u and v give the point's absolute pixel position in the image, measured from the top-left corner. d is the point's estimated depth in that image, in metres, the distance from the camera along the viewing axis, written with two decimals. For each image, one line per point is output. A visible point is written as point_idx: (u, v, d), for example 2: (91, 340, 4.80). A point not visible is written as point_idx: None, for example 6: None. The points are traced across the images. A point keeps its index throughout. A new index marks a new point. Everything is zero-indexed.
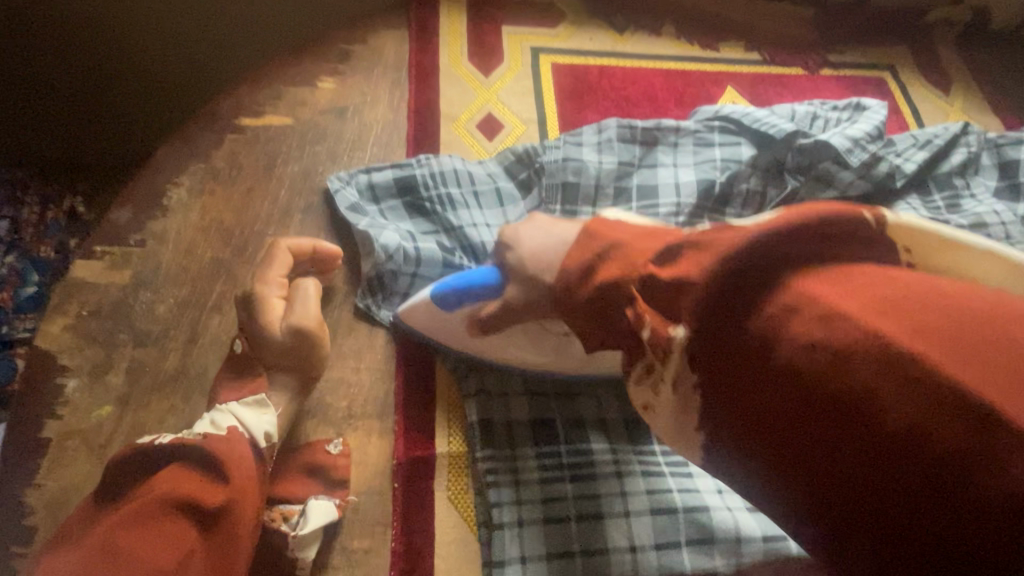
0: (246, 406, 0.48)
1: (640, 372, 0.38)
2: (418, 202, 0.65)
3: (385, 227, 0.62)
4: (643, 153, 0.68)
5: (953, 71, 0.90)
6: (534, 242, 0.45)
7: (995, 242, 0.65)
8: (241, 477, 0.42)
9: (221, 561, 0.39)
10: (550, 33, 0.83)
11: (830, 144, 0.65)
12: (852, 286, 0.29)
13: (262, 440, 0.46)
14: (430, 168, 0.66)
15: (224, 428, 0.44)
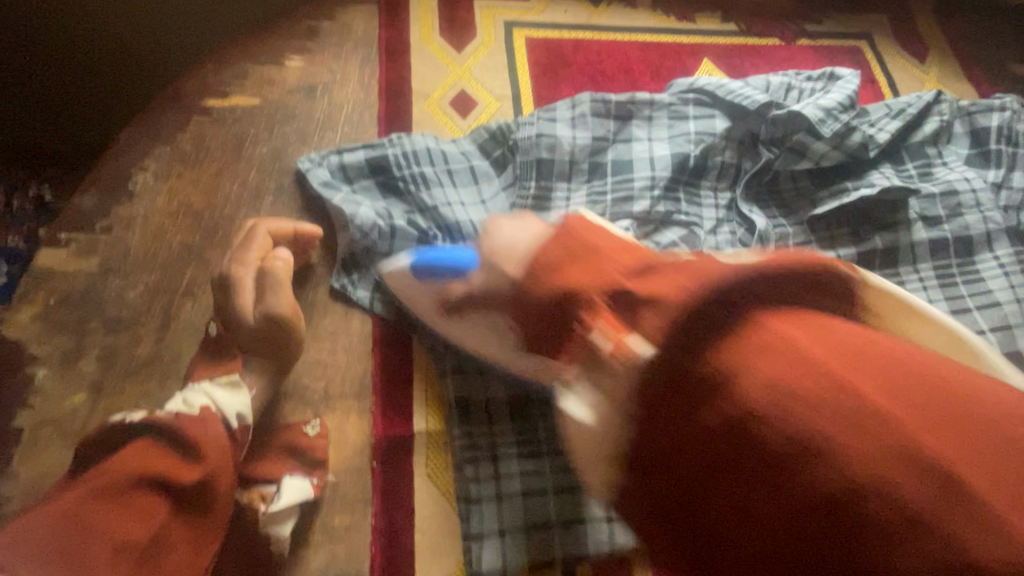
0: (219, 386, 0.47)
1: (579, 381, 0.38)
2: (391, 182, 0.64)
3: (359, 205, 0.61)
4: (617, 128, 0.67)
5: (930, 39, 0.90)
6: (510, 232, 0.46)
7: (967, 209, 0.67)
8: (217, 456, 0.42)
9: (192, 533, 0.40)
10: (523, 6, 0.81)
11: (802, 115, 0.64)
12: (857, 347, 0.31)
13: (234, 420, 0.46)
14: (403, 147, 0.65)
15: (197, 408, 0.44)
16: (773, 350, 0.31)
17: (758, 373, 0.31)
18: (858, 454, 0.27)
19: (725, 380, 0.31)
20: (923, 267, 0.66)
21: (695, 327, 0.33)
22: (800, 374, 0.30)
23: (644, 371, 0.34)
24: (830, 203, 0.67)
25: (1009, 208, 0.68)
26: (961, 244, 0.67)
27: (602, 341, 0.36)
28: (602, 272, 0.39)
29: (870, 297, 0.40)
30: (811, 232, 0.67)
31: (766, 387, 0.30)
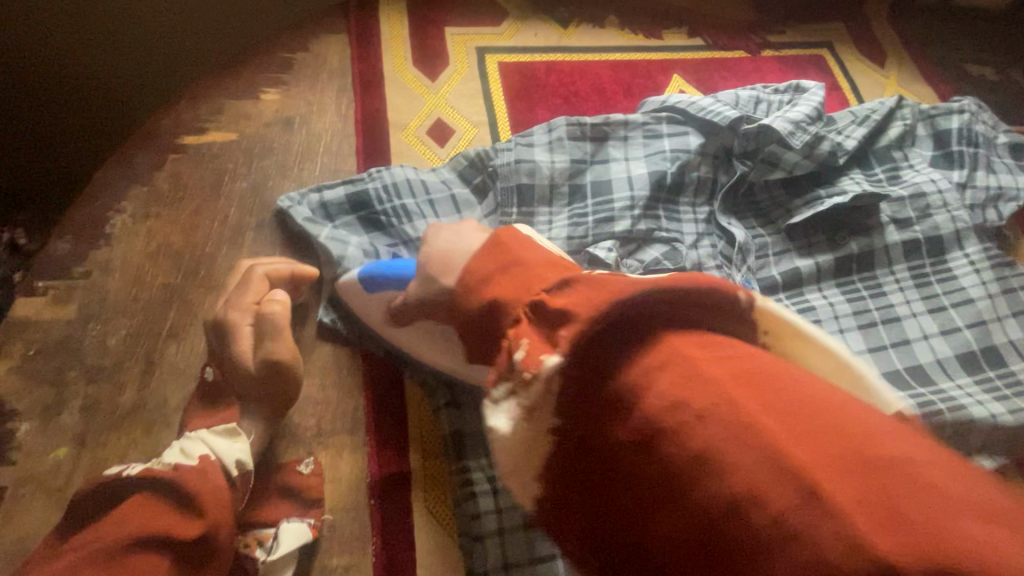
0: (219, 433, 0.46)
1: (501, 393, 0.37)
2: (374, 217, 0.64)
3: (345, 244, 0.61)
4: (594, 149, 0.68)
5: (888, 45, 0.93)
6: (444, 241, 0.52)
7: (935, 210, 0.70)
8: (215, 510, 0.41)
9: None
10: (494, 31, 0.82)
11: (773, 128, 0.66)
12: (736, 363, 0.32)
13: (233, 468, 0.45)
14: (383, 181, 0.65)
15: (195, 458, 0.43)
16: (670, 366, 0.32)
17: (655, 396, 0.31)
18: (750, 465, 0.28)
19: (629, 401, 0.32)
20: (898, 268, 0.69)
21: (607, 341, 0.34)
22: (699, 391, 0.30)
23: (558, 378, 0.34)
24: (804, 211, 0.69)
25: (976, 206, 0.70)
26: (933, 244, 0.69)
27: (516, 351, 0.36)
28: (528, 287, 0.40)
29: (769, 321, 0.38)
30: (788, 240, 0.69)
31: (674, 406, 0.30)
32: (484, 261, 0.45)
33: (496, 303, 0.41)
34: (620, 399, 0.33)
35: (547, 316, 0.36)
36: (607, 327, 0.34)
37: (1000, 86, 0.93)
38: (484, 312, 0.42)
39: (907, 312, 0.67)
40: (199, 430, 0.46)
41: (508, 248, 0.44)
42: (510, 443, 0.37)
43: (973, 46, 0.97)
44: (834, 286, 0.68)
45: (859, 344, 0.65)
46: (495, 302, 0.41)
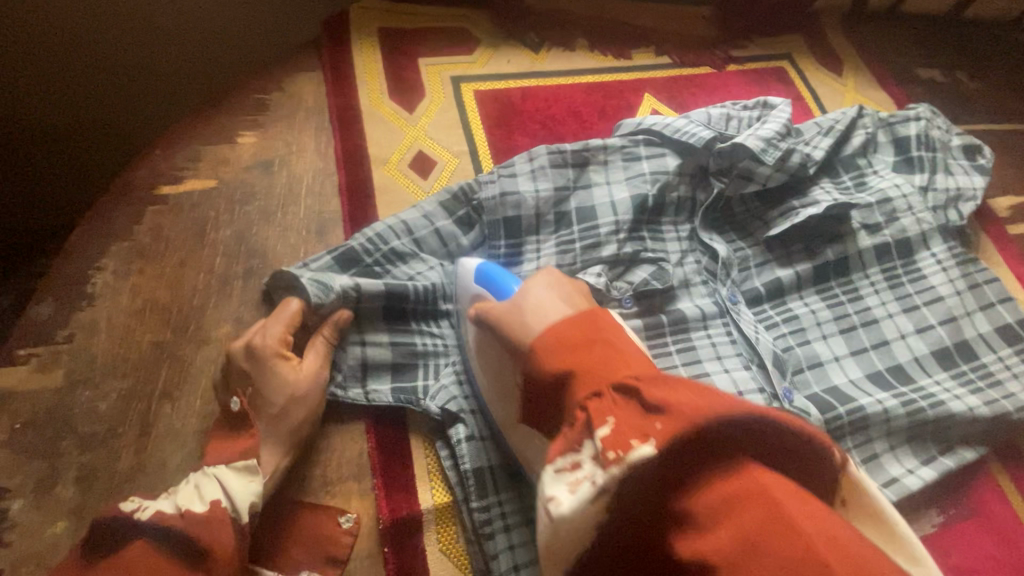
0: (233, 472, 0.48)
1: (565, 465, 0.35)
2: (363, 268, 0.63)
3: (328, 289, 0.57)
4: (576, 175, 0.70)
5: (843, 53, 0.98)
6: (535, 297, 0.49)
7: (901, 214, 0.73)
8: (220, 558, 0.43)
9: None
10: (467, 59, 0.83)
11: (745, 146, 0.68)
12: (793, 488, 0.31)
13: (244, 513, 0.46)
14: (365, 232, 0.64)
15: (206, 504, 0.45)
16: (742, 493, 0.30)
17: (721, 534, 0.29)
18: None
19: (698, 527, 0.30)
20: (872, 271, 0.72)
21: (690, 457, 0.32)
22: (779, 535, 0.28)
23: (641, 475, 0.33)
24: (782, 222, 0.71)
25: (938, 207, 0.74)
26: (902, 246, 0.72)
27: (600, 428, 0.35)
28: (612, 367, 0.37)
29: (850, 488, 0.36)
30: (768, 252, 0.72)
31: (746, 545, 0.28)
32: (566, 333, 0.40)
33: (572, 373, 0.38)
34: (685, 522, 0.31)
35: (637, 403, 0.35)
36: (688, 442, 0.32)
37: (948, 88, 0.98)
38: (557, 382, 0.39)
39: (884, 314, 0.70)
40: (215, 466, 0.48)
41: (597, 325, 0.40)
42: (572, 526, 0.34)
43: (921, 50, 1.02)
44: (815, 293, 0.71)
45: (842, 349, 0.67)
46: (571, 374, 0.38)
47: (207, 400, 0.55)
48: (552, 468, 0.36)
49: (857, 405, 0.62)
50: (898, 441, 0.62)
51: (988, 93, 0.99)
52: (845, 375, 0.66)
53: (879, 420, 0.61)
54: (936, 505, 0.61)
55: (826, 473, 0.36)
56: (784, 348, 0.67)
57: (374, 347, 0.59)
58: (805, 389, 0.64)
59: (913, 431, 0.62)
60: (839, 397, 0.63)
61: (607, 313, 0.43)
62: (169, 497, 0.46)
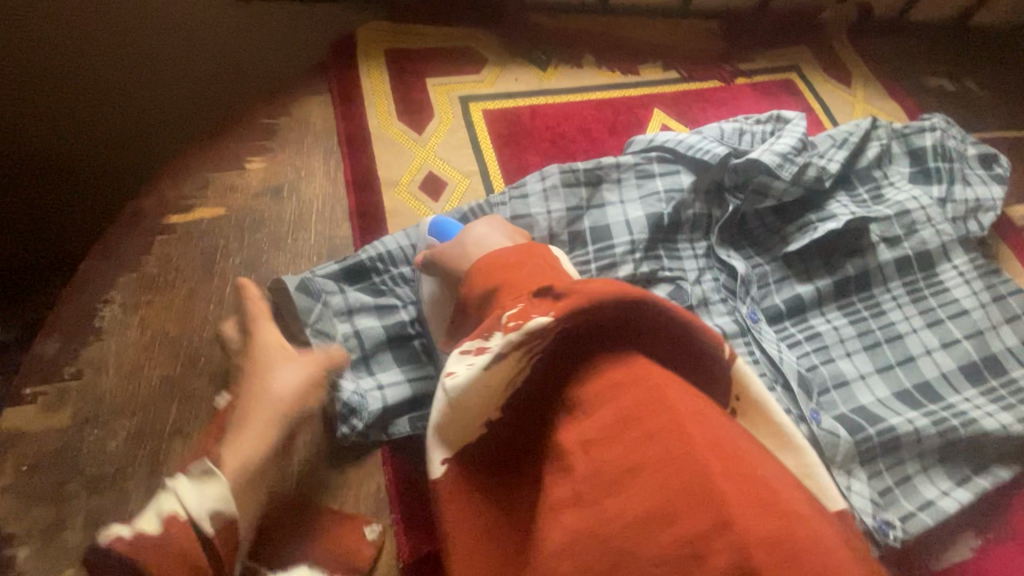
0: (197, 475, 0.40)
1: (472, 351, 0.37)
2: (371, 287, 0.63)
3: (331, 337, 0.58)
4: (589, 194, 0.68)
5: (851, 63, 0.97)
6: (476, 237, 0.53)
7: (921, 226, 0.72)
8: None
9: None
10: (474, 79, 0.82)
11: (761, 161, 0.67)
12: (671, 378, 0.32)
13: (208, 524, 0.39)
14: (376, 249, 0.63)
15: (159, 524, 0.38)
16: (630, 387, 0.31)
17: (604, 415, 0.31)
18: (653, 483, 0.28)
19: (585, 410, 0.32)
20: (894, 285, 0.70)
21: (583, 336, 0.34)
22: (657, 414, 0.30)
23: (536, 348, 0.34)
24: (800, 238, 0.70)
25: (957, 218, 0.73)
26: (923, 259, 0.71)
27: (510, 310, 0.37)
28: (533, 281, 0.39)
29: (744, 387, 0.37)
30: (787, 267, 0.70)
31: (626, 422, 0.30)
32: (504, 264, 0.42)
33: (498, 288, 0.41)
34: (578, 407, 0.32)
35: (550, 297, 0.36)
36: (582, 324, 0.34)
37: (958, 95, 0.98)
38: (483, 295, 0.41)
39: (908, 329, 0.68)
40: (174, 479, 0.40)
41: (532, 256, 0.42)
42: (470, 397, 0.36)
43: (928, 59, 1.02)
44: (836, 310, 0.69)
45: (867, 366, 0.66)
46: (498, 287, 0.41)
47: None
48: (461, 357, 0.38)
49: (887, 425, 0.60)
50: (930, 461, 0.60)
51: (999, 100, 0.98)
52: (872, 395, 0.64)
53: (911, 440, 0.59)
54: (972, 528, 0.59)
55: (724, 381, 0.37)
56: (809, 367, 0.65)
57: (391, 388, 0.58)
58: (833, 409, 0.63)
59: (946, 450, 0.60)
60: (867, 417, 0.61)
61: (547, 249, 0.45)
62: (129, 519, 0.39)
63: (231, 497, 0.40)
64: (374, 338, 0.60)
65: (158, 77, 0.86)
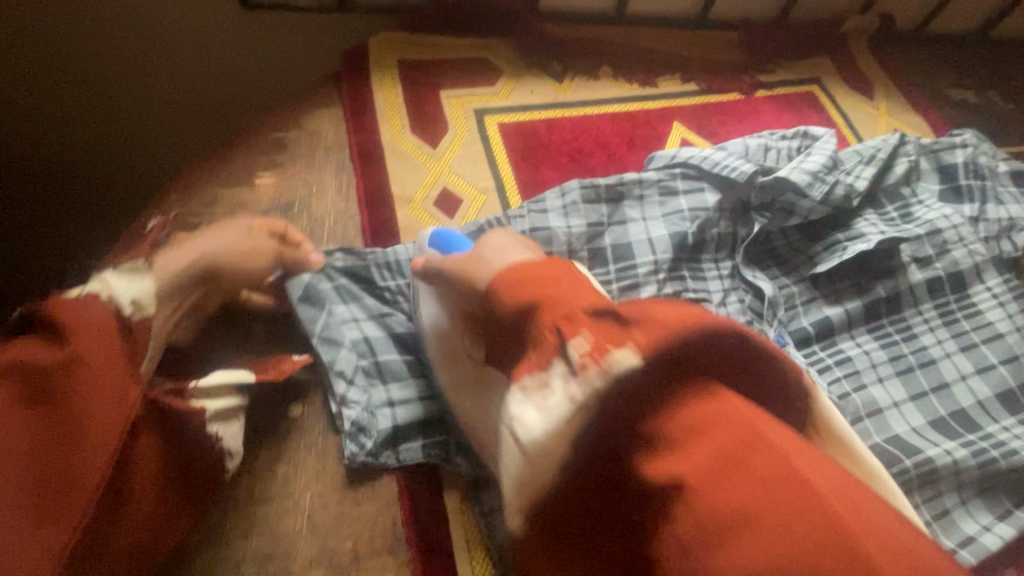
0: (121, 274, 0.45)
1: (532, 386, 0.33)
2: (380, 298, 0.61)
3: (340, 343, 0.56)
4: (610, 211, 0.66)
5: (872, 74, 0.95)
6: (489, 247, 0.48)
7: (952, 246, 0.70)
8: (85, 331, 0.39)
9: (66, 427, 0.37)
10: (490, 91, 0.80)
11: (789, 179, 0.65)
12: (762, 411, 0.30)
13: (127, 309, 0.43)
14: (384, 257, 0.61)
15: (84, 294, 0.42)
16: (726, 421, 0.28)
17: (702, 455, 0.27)
18: (791, 530, 0.24)
19: (674, 449, 0.28)
20: (925, 307, 0.68)
21: (672, 369, 0.30)
22: (765, 454, 0.27)
23: (627, 384, 0.30)
24: (828, 259, 0.68)
25: (989, 238, 0.71)
26: (955, 280, 0.69)
27: (590, 350, 0.32)
28: (576, 298, 0.36)
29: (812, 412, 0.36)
30: (814, 288, 0.68)
31: (729, 462, 0.27)
32: (529, 272, 0.38)
33: (536, 305, 0.36)
34: (655, 445, 0.29)
35: (614, 321, 0.34)
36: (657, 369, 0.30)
37: (983, 108, 0.95)
38: (520, 313, 0.37)
39: (941, 353, 0.65)
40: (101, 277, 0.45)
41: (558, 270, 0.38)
42: (542, 449, 0.32)
43: (951, 71, 0.99)
44: (866, 333, 0.67)
45: (900, 393, 0.63)
46: (535, 305, 0.36)
47: (228, 466, 0.51)
48: (521, 390, 0.33)
49: (925, 457, 0.57)
50: (968, 493, 0.58)
51: None
52: (907, 423, 0.61)
53: (949, 472, 0.57)
54: None
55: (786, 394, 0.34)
56: (841, 395, 0.62)
57: (402, 409, 0.55)
58: (867, 439, 0.60)
59: (986, 481, 0.58)
60: (904, 448, 0.58)
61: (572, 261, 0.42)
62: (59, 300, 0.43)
63: (153, 291, 0.46)
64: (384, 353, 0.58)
65: (176, 99, 0.87)
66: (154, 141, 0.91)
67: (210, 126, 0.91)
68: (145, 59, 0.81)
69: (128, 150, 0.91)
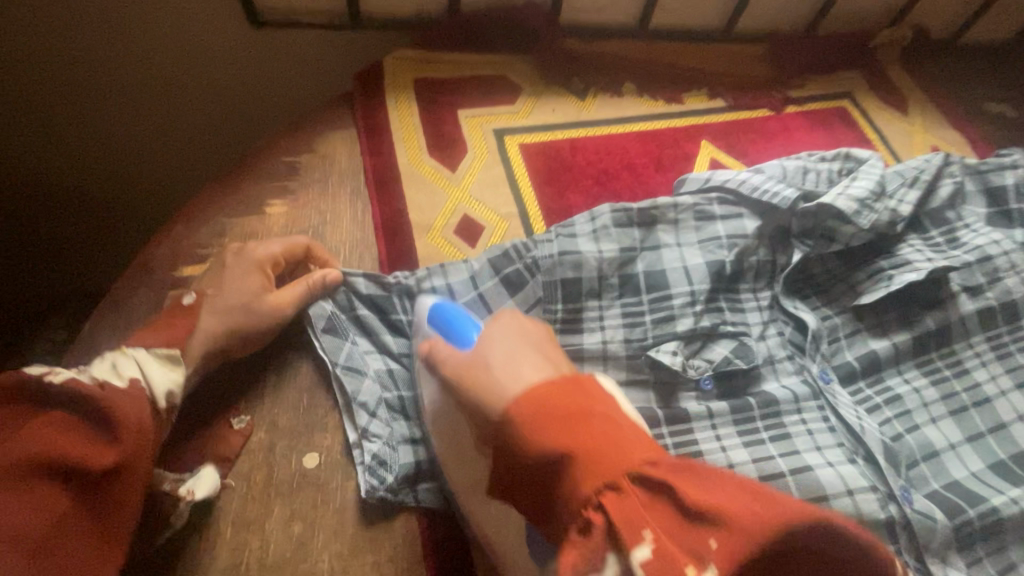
0: (157, 358, 0.46)
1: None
2: (400, 326, 0.57)
3: (363, 374, 0.54)
4: (643, 236, 0.62)
5: (906, 88, 0.91)
6: (507, 351, 0.41)
7: (1004, 273, 0.65)
8: (132, 431, 0.40)
9: (100, 524, 0.38)
10: (510, 110, 0.76)
11: (834, 206, 0.61)
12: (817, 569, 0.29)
13: (162, 399, 0.45)
14: (405, 284, 0.57)
15: (125, 379, 0.43)
16: None
17: None
18: None
19: None
20: (977, 341, 0.63)
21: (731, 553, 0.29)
22: None
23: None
24: (873, 289, 0.63)
25: None
26: (1008, 311, 0.64)
27: (637, 549, 0.30)
28: (620, 454, 0.33)
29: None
30: (858, 319, 0.63)
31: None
32: (555, 396, 0.35)
33: (573, 455, 0.33)
34: None
35: (658, 495, 0.31)
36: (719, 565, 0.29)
37: (1022, 122, 0.91)
38: (549, 458, 0.33)
39: (997, 390, 0.61)
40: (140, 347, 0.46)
41: (592, 400, 0.35)
42: None
43: (987, 84, 0.95)
44: (914, 367, 0.62)
45: (955, 434, 0.59)
46: (571, 454, 0.33)
47: (241, 525, 0.48)
48: None
49: (988, 507, 0.53)
50: None
51: None
52: (965, 468, 0.57)
53: (1015, 523, 0.53)
54: None
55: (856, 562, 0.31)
56: (892, 436, 0.58)
57: (423, 448, 0.52)
58: (923, 487, 0.56)
59: None
60: (964, 496, 0.54)
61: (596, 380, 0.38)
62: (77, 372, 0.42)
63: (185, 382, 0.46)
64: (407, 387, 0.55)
65: (182, 121, 0.84)
66: (158, 164, 0.89)
67: (216, 148, 0.89)
68: (149, 81, 0.79)
69: (131, 172, 0.90)
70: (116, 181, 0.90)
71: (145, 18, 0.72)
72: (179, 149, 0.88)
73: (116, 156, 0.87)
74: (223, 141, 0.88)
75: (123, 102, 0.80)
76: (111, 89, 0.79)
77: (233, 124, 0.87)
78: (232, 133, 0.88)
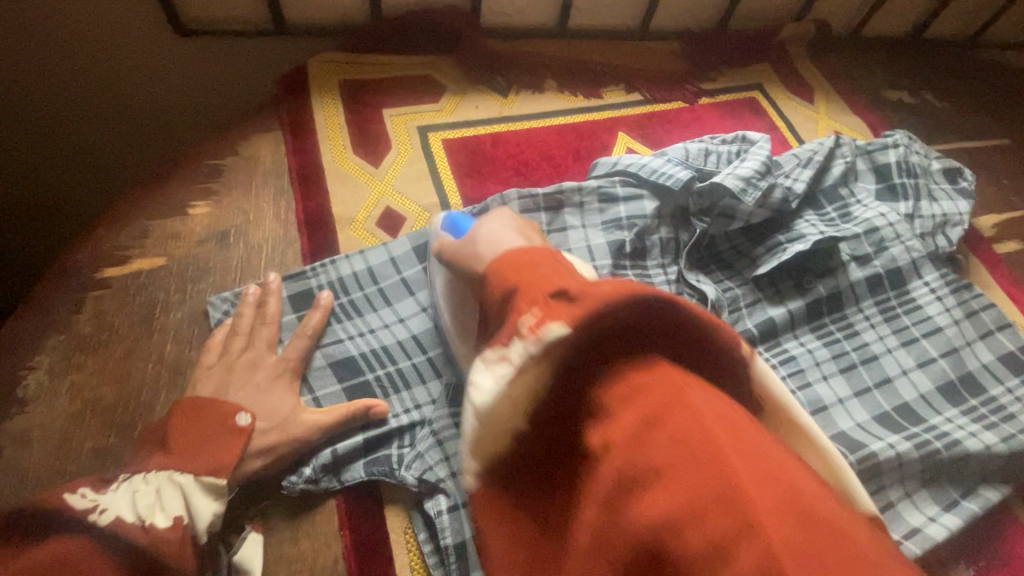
0: (202, 489, 0.45)
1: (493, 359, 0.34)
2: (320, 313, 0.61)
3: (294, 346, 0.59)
4: (550, 219, 0.67)
5: (811, 78, 0.97)
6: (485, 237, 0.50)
7: (890, 242, 0.71)
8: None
9: None
10: (432, 109, 0.79)
11: (723, 185, 0.66)
12: (679, 401, 0.30)
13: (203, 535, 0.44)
14: (328, 276, 0.63)
15: (171, 520, 0.42)
16: (656, 393, 0.30)
17: (628, 415, 0.30)
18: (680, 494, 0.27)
19: (606, 416, 0.31)
20: (865, 305, 0.69)
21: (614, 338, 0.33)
22: (677, 417, 0.29)
23: (559, 355, 0.33)
24: (768, 260, 0.68)
25: (926, 234, 0.73)
26: (893, 276, 0.70)
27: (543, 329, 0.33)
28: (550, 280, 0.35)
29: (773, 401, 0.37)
30: (757, 290, 0.68)
31: (644, 422, 0.29)
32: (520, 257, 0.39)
33: (515, 292, 0.36)
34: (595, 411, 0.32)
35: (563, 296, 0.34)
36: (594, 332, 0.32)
37: (918, 108, 0.98)
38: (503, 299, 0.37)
39: (883, 349, 0.66)
40: (185, 474, 0.45)
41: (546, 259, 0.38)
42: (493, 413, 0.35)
43: (887, 73, 1.02)
44: (809, 332, 0.67)
45: (843, 390, 0.64)
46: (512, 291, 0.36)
47: None
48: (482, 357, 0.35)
49: (868, 452, 0.57)
50: (913, 486, 0.58)
51: (958, 112, 0.99)
52: (852, 419, 0.62)
53: (891, 466, 0.57)
54: (966, 559, 0.56)
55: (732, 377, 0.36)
56: None
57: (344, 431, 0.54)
58: None
59: (928, 473, 0.58)
60: (849, 444, 0.58)
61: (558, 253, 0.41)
62: (132, 512, 0.41)
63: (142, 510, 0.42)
64: (326, 368, 0.58)
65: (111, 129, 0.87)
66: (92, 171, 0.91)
67: (152, 152, 0.92)
68: (75, 92, 0.80)
69: (67, 181, 0.91)
70: (51, 192, 0.92)
71: (65, 31, 0.74)
72: (115, 156, 0.90)
73: (49, 167, 0.88)
74: (158, 145, 0.91)
75: (50, 113, 0.82)
76: (29, 98, 0.79)
77: (166, 131, 0.89)
78: (165, 139, 0.90)
